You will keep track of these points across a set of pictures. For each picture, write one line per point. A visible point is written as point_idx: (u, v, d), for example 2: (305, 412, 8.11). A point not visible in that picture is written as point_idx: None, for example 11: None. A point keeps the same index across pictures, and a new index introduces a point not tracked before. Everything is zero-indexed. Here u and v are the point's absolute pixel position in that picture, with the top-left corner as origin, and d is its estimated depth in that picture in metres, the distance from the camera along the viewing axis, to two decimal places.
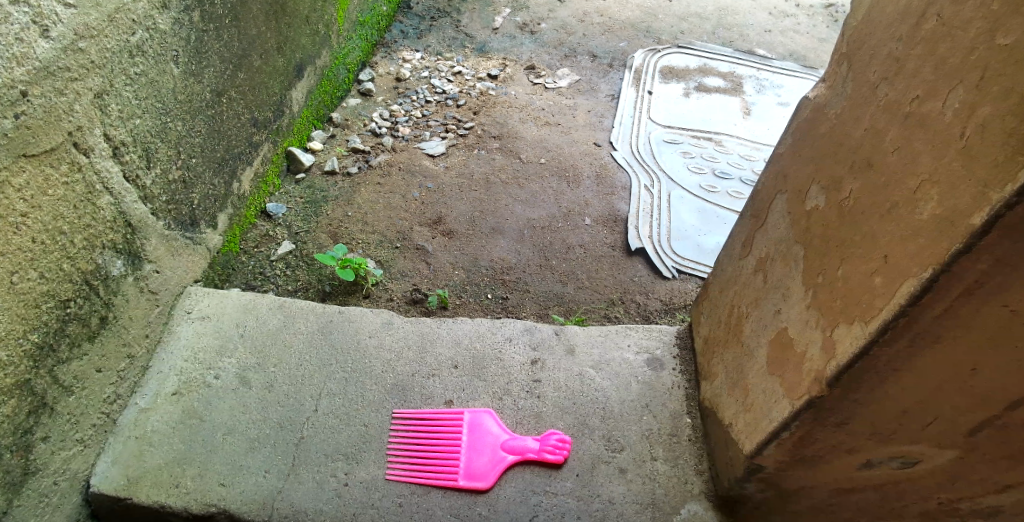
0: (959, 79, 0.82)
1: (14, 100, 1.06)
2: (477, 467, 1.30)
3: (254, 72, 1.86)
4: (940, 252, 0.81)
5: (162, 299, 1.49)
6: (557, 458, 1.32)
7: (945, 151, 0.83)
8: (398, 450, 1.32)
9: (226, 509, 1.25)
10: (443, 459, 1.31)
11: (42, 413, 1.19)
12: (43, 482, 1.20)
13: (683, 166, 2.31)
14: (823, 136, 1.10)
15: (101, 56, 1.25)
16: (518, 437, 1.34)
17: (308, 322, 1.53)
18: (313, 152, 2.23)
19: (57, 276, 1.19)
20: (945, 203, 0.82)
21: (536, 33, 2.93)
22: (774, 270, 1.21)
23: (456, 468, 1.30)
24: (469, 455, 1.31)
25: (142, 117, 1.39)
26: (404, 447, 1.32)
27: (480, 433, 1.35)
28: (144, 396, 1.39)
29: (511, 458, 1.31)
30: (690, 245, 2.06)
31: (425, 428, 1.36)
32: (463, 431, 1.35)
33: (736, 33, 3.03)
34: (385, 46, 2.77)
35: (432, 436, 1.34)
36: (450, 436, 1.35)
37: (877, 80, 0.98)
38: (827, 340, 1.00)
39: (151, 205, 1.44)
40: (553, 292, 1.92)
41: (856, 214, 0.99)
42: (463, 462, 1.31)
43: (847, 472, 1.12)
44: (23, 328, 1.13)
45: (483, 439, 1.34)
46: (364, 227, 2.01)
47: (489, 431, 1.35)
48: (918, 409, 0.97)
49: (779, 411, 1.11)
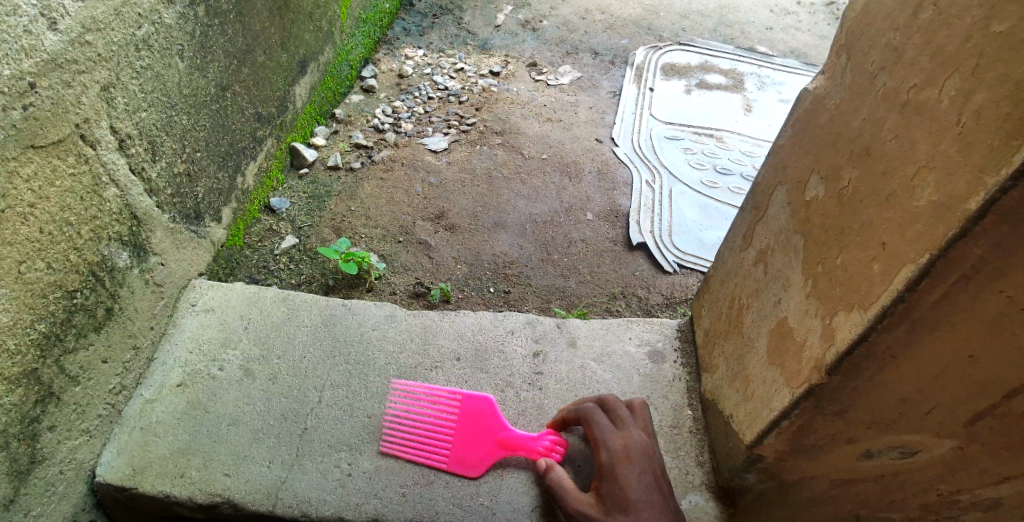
0: (956, 68, 0.84)
1: (23, 92, 1.07)
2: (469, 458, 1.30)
3: (258, 68, 1.88)
4: (937, 237, 0.83)
5: (167, 292, 1.50)
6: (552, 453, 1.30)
7: (941, 139, 0.84)
8: (394, 432, 1.33)
9: (230, 499, 1.26)
10: (436, 445, 1.32)
11: (49, 402, 1.20)
12: (50, 471, 1.21)
13: (684, 162, 2.32)
14: (822, 127, 1.11)
15: (108, 50, 1.26)
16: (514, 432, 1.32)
17: (311, 315, 1.54)
18: (316, 147, 2.24)
19: (65, 266, 1.21)
20: (942, 189, 0.83)
21: (538, 30, 2.94)
22: (774, 261, 1.22)
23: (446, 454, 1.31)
24: (460, 446, 1.31)
25: (148, 110, 1.40)
26: (398, 430, 1.34)
27: (477, 425, 1.33)
28: (148, 388, 1.39)
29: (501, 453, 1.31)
30: (692, 240, 2.07)
31: (424, 411, 1.36)
32: (460, 420, 1.34)
33: (737, 30, 3.04)
34: (388, 43, 2.78)
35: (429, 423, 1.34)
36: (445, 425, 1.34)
37: (875, 70, 0.99)
38: (827, 327, 1.01)
39: (156, 198, 1.45)
40: (555, 287, 1.93)
41: (855, 203, 1.00)
42: (453, 451, 1.31)
43: (847, 463, 1.13)
44: (31, 318, 1.14)
45: (478, 431, 1.33)
46: (367, 221, 2.03)
47: (486, 422, 1.33)
48: (917, 397, 0.97)
49: (779, 400, 1.12)
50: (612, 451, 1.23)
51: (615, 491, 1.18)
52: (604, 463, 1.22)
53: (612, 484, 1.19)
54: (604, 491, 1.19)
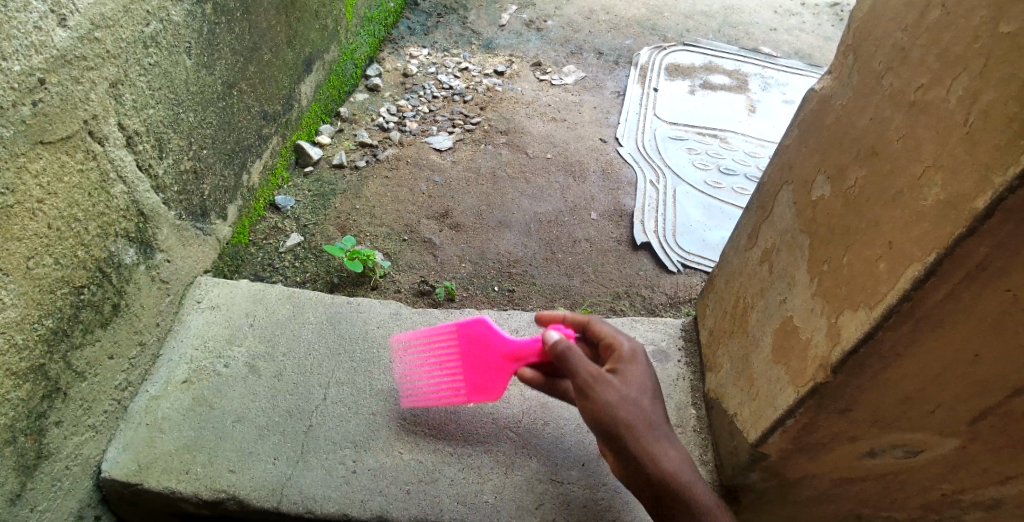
0: (963, 68, 0.84)
1: (32, 88, 1.08)
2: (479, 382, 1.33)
3: (264, 66, 1.88)
4: (944, 236, 0.83)
5: (174, 288, 1.51)
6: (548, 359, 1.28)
7: (948, 137, 0.85)
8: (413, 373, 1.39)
9: (235, 495, 1.27)
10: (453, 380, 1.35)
11: (56, 398, 1.21)
12: (56, 467, 1.21)
13: (688, 162, 2.33)
14: (829, 127, 1.11)
15: (117, 47, 1.26)
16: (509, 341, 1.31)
17: (317, 312, 1.55)
18: (321, 146, 2.25)
19: (72, 262, 1.21)
20: (948, 189, 0.83)
21: (543, 30, 2.94)
22: (780, 260, 1.22)
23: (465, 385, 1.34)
24: (472, 372, 1.33)
25: (155, 107, 1.41)
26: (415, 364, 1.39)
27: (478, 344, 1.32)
28: (154, 384, 1.40)
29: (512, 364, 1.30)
30: (696, 240, 2.07)
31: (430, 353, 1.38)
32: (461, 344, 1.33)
33: (741, 31, 3.04)
34: (392, 42, 2.78)
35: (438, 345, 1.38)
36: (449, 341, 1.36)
37: (882, 70, 0.99)
38: (832, 326, 1.01)
39: (163, 195, 1.46)
40: (560, 285, 1.93)
41: (861, 203, 1.00)
42: (467, 380, 1.33)
43: (850, 462, 1.13)
44: (38, 314, 1.14)
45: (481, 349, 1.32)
46: (372, 220, 2.03)
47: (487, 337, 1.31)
48: (920, 396, 0.98)
49: (783, 399, 1.12)
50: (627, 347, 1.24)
51: (628, 374, 1.19)
52: (617, 354, 1.23)
53: (625, 369, 1.20)
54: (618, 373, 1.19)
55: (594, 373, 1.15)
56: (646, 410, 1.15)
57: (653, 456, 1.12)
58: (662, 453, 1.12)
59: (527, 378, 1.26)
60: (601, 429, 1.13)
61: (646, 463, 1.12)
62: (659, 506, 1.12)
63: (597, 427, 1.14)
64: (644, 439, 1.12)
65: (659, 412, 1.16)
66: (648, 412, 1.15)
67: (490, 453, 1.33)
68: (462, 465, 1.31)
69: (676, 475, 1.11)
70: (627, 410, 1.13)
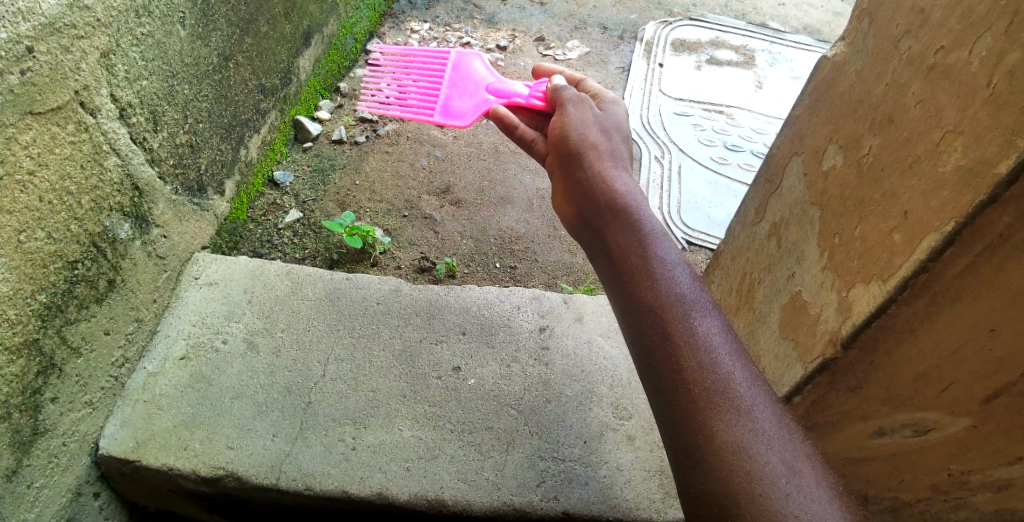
0: (986, 28, 0.82)
1: (20, 55, 1.04)
2: (456, 107, 1.57)
3: (261, 38, 1.84)
4: (963, 204, 0.82)
5: (170, 264, 1.48)
6: (540, 109, 1.38)
7: (971, 101, 0.83)
8: (406, 94, 1.65)
9: (234, 472, 1.25)
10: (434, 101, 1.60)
11: (51, 374, 1.18)
12: (53, 443, 1.20)
13: (694, 138, 2.30)
14: (840, 94, 1.07)
15: (107, 15, 1.23)
16: (512, 85, 1.48)
17: (316, 288, 1.52)
18: (320, 121, 2.21)
19: (65, 236, 1.18)
20: (970, 155, 0.82)
21: (546, 4, 2.89)
22: (789, 234, 1.20)
23: (441, 109, 1.58)
24: (458, 101, 1.57)
25: (149, 79, 1.37)
26: (408, 90, 1.66)
27: (471, 80, 1.58)
28: (151, 361, 1.38)
29: (495, 100, 1.50)
30: (702, 217, 2.06)
31: (426, 82, 1.65)
32: (456, 75, 1.61)
33: (749, 6, 2.99)
34: (393, 16, 2.72)
35: (460, 65, 1.62)
36: (473, 66, 1.60)
37: (900, 33, 0.96)
38: (843, 301, 1.01)
39: (158, 169, 1.42)
40: (563, 262, 1.96)
41: (876, 172, 0.98)
42: (450, 107, 1.57)
43: (861, 441, 1.11)
44: (31, 288, 1.12)
45: (473, 84, 1.58)
46: (372, 196, 2.02)
47: (479, 76, 1.58)
48: (934, 374, 0.95)
49: (792, 375, 1.13)
50: (610, 99, 1.29)
51: (610, 118, 1.23)
52: (600, 104, 1.28)
53: (608, 114, 1.24)
54: (599, 109, 1.25)
55: (573, 107, 1.23)
56: (614, 147, 1.17)
57: (608, 183, 1.09)
58: (617, 182, 1.09)
59: (501, 115, 1.32)
60: (563, 141, 1.19)
61: (596, 181, 1.10)
62: (604, 241, 1.05)
63: (560, 140, 1.19)
64: (601, 167, 1.12)
65: (626, 151, 1.18)
66: (613, 151, 1.16)
67: (492, 430, 1.32)
68: (462, 443, 1.30)
69: (627, 201, 1.05)
70: (593, 139, 1.16)
